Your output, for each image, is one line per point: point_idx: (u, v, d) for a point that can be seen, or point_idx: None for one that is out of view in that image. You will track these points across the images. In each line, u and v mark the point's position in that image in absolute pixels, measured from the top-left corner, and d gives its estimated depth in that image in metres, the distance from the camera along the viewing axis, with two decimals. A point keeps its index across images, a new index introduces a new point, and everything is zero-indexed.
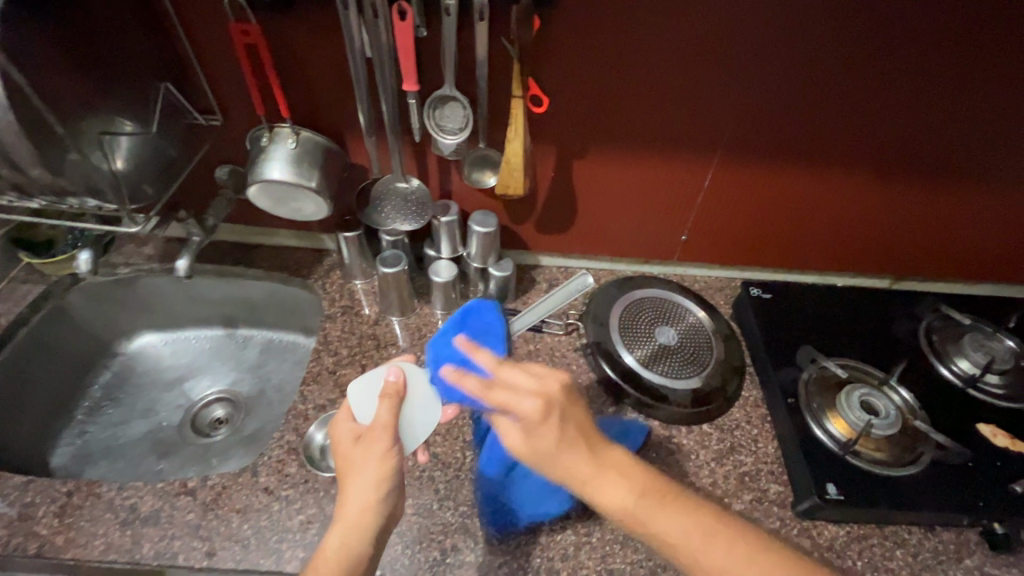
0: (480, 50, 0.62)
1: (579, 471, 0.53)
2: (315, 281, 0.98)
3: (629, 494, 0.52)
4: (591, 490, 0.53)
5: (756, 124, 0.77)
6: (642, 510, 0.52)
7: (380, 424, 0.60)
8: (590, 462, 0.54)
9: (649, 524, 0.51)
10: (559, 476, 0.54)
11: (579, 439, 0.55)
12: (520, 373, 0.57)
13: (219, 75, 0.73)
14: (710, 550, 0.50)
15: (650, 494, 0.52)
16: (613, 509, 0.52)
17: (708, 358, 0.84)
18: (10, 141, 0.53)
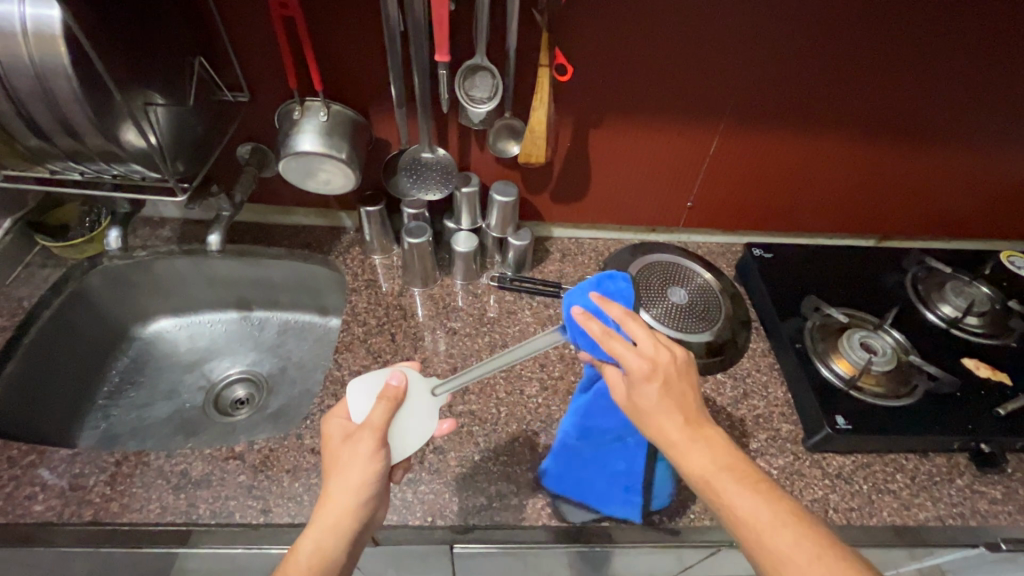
0: (512, 21, 0.66)
1: (670, 431, 0.54)
2: (335, 258, 1.00)
3: (711, 465, 0.53)
4: (676, 454, 0.54)
5: (759, 91, 0.82)
6: (719, 481, 0.52)
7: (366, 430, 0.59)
8: (685, 429, 0.54)
9: (724, 495, 0.51)
10: (652, 434, 0.56)
11: (682, 411, 0.55)
12: (646, 329, 0.58)
13: (249, 51, 0.75)
14: (781, 536, 0.48)
15: (734, 473, 0.52)
16: (694, 476, 0.53)
17: (718, 314, 0.91)
18: (70, 107, 0.54)
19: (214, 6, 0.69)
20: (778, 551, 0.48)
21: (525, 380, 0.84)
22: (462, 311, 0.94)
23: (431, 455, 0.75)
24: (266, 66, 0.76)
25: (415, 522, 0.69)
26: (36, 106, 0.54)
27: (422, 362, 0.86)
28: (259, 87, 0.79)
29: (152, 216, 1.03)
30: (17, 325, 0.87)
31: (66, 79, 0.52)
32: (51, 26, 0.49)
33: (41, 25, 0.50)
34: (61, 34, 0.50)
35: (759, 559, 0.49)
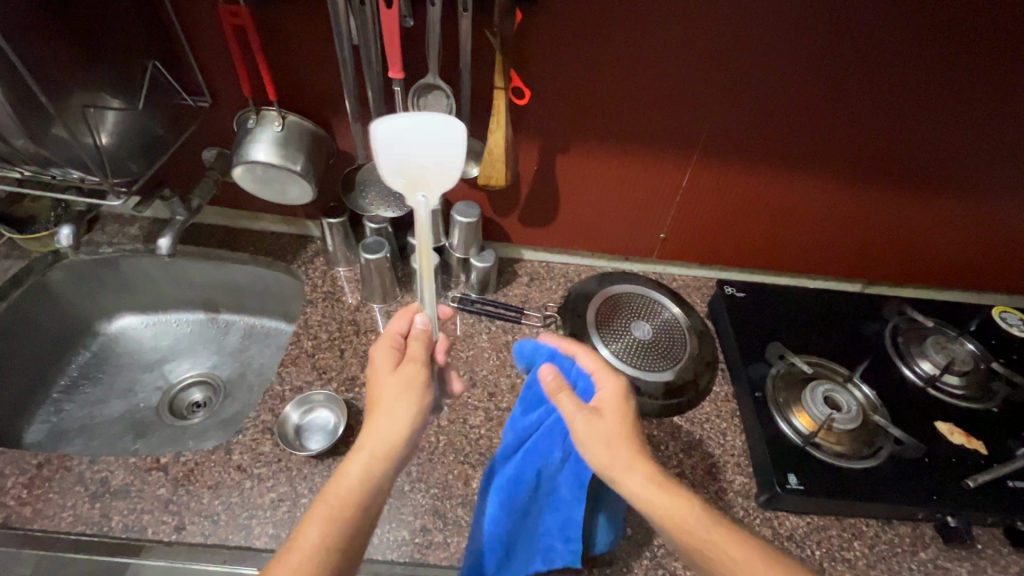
0: (463, 40, 0.64)
1: (643, 486, 0.56)
2: (297, 267, 0.99)
3: (695, 516, 0.54)
4: (654, 504, 0.55)
5: (732, 125, 0.79)
6: (709, 542, 0.53)
7: (381, 363, 0.60)
8: (656, 480, 0.56)
9: (710, 547, 0.53)
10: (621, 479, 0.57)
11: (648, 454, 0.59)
12: (590, 366, 0.67)
13: (208, 57, 0.74)
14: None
15: (722, 527, 0.54)
16: (680, 535, 0.54)
17: (681, 353, 0.86)
18: None
19: (170, 12, 0.69)
20: None
21: (471, 409, 0.81)
22: None
23: None
24: (226, 73, 0.76)
25: None
26: None
27: (366, 382, 0.83)
28: (219, 93, 0.78)
29: (122, 214, 1.03)
30: None
31: None
32: None
33: None
34: None
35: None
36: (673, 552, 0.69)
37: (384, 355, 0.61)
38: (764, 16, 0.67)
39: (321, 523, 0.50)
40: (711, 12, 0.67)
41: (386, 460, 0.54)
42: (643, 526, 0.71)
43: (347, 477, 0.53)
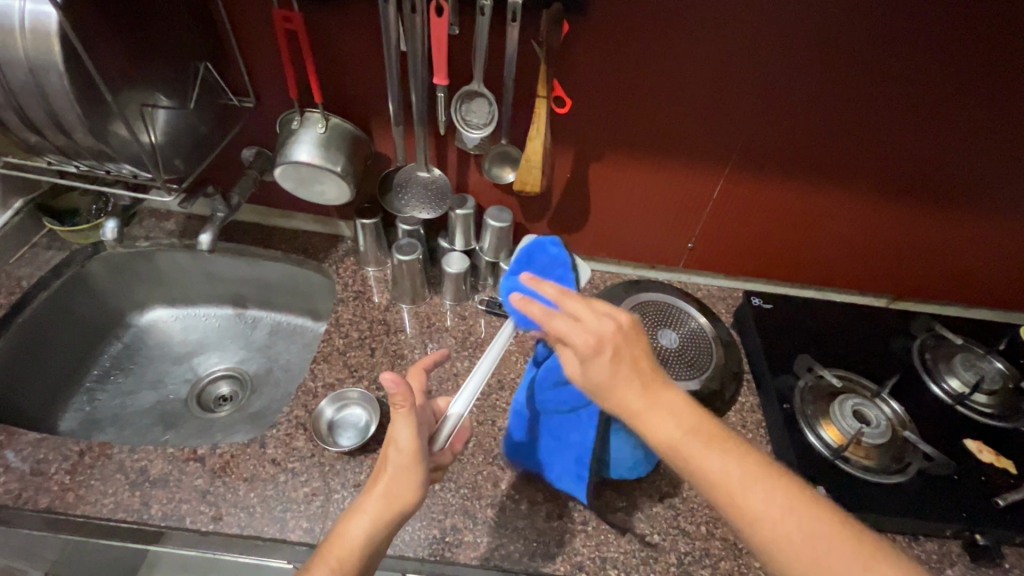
0: (509, 50, 0.65)
1: (633, 402, 0.51)
2: (329, 266, 1.00)
3: (677, 430, 0.50)
4: (644, 421, 0.50)
5: (765, 137, 0.80)
6: (684, 446, 0.49)
7: (407, 446, 0.56)
8: (645, 396, 0.51)
9: (693, 459, 0.49)
10: (616, 407, 0.51)
11: (639, 379, 0.51)
12: (577, 303, 0.54)
13: (256, 60, 0.76)
14: (755, 495, 0.47)
15: (704, 435, 0.50)
16: (661, 443, 0.50)
17: (708, 362, 0.87)
18: (60, 105, 0.56)
19: (224, 15, 0.71)
20: (752, 506, 0.47)
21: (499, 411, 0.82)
22: (446, 332, 0.92)
23: None
24: (272, 76, 0.78)
25: None
26: (29, 100, 0.55)
27: None
28: (264, 95, 0.80)
29: (159, 209, 1.05)
30: (13, 303, 0.89)
31: (57, 77, 0.54)
32: (46, 25, 0.51)
33: (38, 22, 0.52)
34: (56, 34, 0.52)
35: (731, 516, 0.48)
36: (699, 560, 0.70)
37: (411, 436, 0.56)
38: (804, 31, 0.68)
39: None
40: (752, 26, 0.68)
41: (388, 525, 0.55)
42: (670, 533, 0.71)
43: (348, 539, 0.54)
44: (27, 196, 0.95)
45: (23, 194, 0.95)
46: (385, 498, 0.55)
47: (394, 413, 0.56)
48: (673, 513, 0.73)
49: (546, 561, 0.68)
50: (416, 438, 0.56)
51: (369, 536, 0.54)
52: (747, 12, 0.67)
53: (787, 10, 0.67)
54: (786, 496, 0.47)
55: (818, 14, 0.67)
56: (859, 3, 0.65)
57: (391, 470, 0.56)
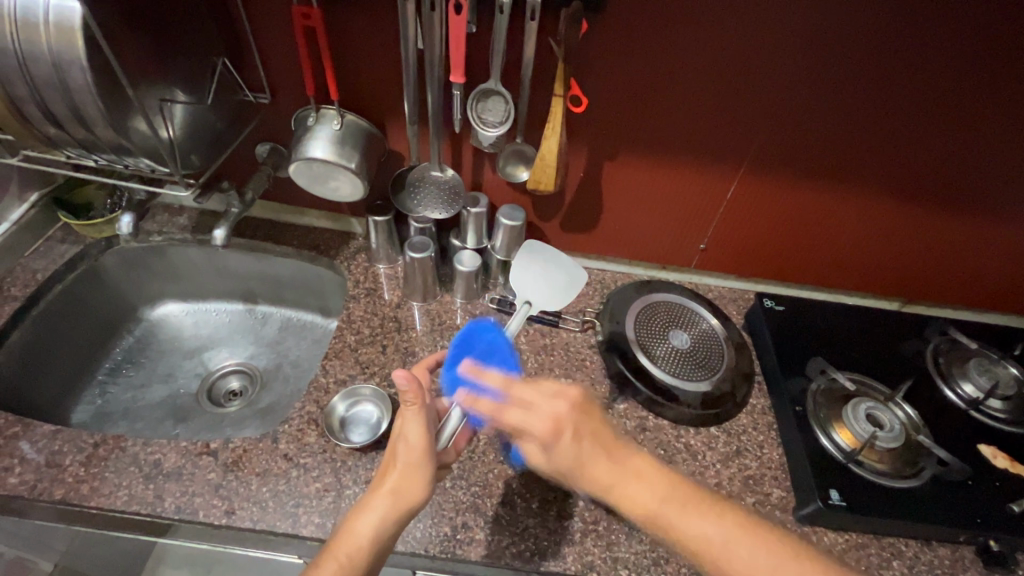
0: (527, 47, 0.65)
1: (602, 476, 0.55)
2: (340, 263, 1.00)
3: (652, 499, 0.53)
4: (615, 495, 0.54)
5: (781, 139, 0.80)
6: (662, 517, 0.53)
7: (417, 442, 0.58)
8: (611, 469, 0.55)
9: (673, 527, 0.52)
10: (590, 488, 0.56)
11: (603, 449, 0.56)
12: (530, 391, 0.60)
13: (273, 56, 0.76)
14: (735, 557, 0.51)
15: (676, 499, 0.53)
16: (638, 515, 0.54)
17: (719, 364, 0.87)
18: (82, 98, 0.56)
19: (242, 11, 0.71)
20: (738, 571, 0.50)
21: None
22: (457, 330, 0.92)
23: None
24: (289, 72, 0.78)
25: None
26: (52, 93, 0.56)
27: None
28: (281, 92, 0.80)
29: (172, 204, 1.06)
30: (28, 296, 0.89)
31: (80, 71, 0.54)
32: (70, 18, 0.51)
33: (63, 16, 0.52)
34: (79, 27, 0.52)
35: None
36: None
37: (420, 434, 0.58)
38: (823, 33, 0.68)
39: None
40: (771, 27, 0.68)
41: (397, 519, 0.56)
42: None
43: (357, 536, 0.54)
44: (43, 190, 0.96)
45: (38, 188, 0.96)
46: (392, 494, 0.56)
47: (406, 409, 0.59)
48: None
49: (557, 560, 0.68)
50: (424, 436, 0.58)
51: (377, 533, 0.55)
52: (766, 12, 0.67)
53: (806, 11, 0.66)
54: (766, 552, 0.51)
55: (838, 15, 0.66)
56: (879, 5, 0.65)
57: (398, 468, 0.58)
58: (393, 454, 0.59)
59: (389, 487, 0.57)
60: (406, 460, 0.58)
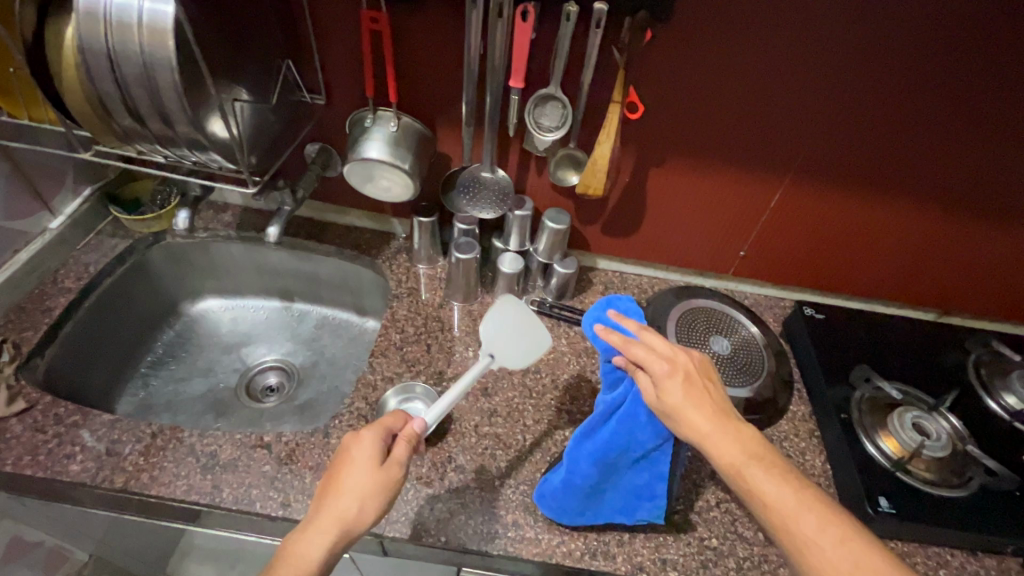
0: (590, 54, 0.66)
1: (698, 423, 0.56)
2: (382, 262, 1.02)
3: (740, 453, 0.54)
4: (709, 445, 0.55)
5: (829, 148, 0.81)
6: (746, 469, 0.53)
7: (368, 457, 0.58)
8: (715, 422, 0.56)
9: (752, 483, 0.53)
10: (687, 433, 0.57)
11: (711, 406, 0.57)
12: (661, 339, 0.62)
13: (334, 59, 0.78)
14: (806, 523, 0.50)
15: (761, 464, 0.54)
16: (721, 465, 0.55)
17: (760, 370, 0.88)
18: (167, 94, 0.58)
19: (307, 12, 0.73)
20: (802, 536, 0.50)
21: (554, 411, 0.83)
22: None
23: (452, 473, 0.74)
24: (347, 73, 0.80)
25: (427, 539, 0.68)
26: (139, 92, 0.58)
27: (453, 377, 0.86)
28: (337, 93, 0.82)
29: (217, 201, 1.07)
30: (81, 288, 0.91)
31: (169, 71, 0.56)
32: (163, 21, 0.53)
33: (156, 21, 0.54)
34: (171, 30, 0.54)
35: (786, 545, 0.50)
36: (758, 565, 0.70)
37: (372, 450, 0.59)
38: (880, 44, 0.69)
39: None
40: (831, 37, 0.69)
41: (344, 530, 0.55)
42: (728, 538, 0.72)
43: (303, 562, 0.53)
44: (95, 184, 0.98)
45: (91, 182, 0.98)
46: (342, 521, 0.55)
47: (361, 430, 0.60)
48: (730, 518, 0.74)
49: (607, 561, 0.69)
50: (375, 453, 0.59)
51: (323, 558, 0.54)
52: (828, 21, 0.68)
53: (868, 21, 0.67)
54: (837, 527, 0.50)
55: (899, 25, 0.67)
56: (934, 18, 0.66)
57: (353, 494, 0.56)
58: (345, 477, 0.57)
59: (339, 512, 0.55)
60: (364, 485, 0.57)
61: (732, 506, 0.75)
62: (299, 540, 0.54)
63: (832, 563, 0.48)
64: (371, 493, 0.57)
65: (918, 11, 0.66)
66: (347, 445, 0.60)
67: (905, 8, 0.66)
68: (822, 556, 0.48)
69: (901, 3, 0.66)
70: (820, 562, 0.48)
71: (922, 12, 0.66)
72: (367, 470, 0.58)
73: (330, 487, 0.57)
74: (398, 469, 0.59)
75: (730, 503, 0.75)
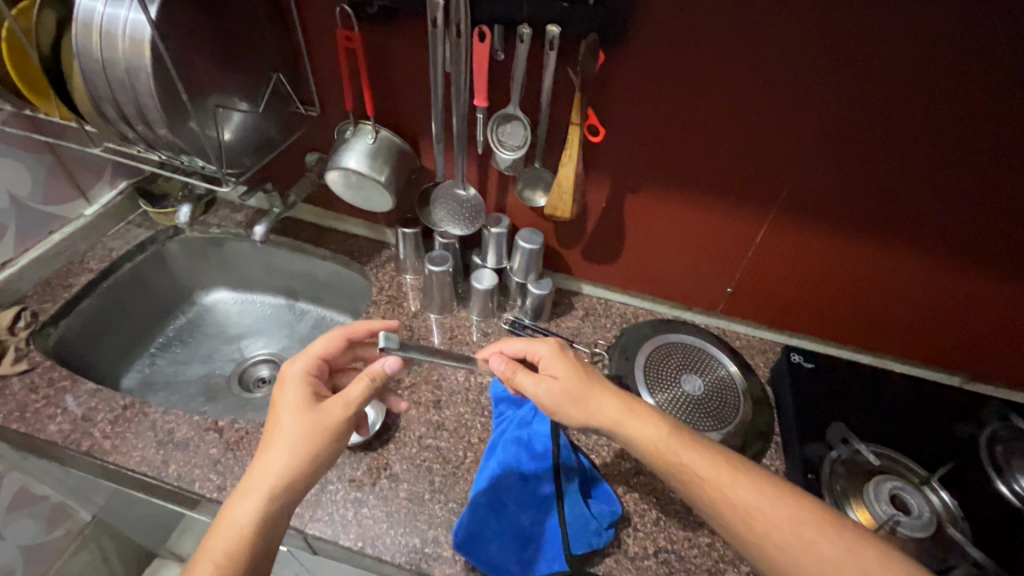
0: (545, 76, 0.67)
1: (608, 412, 0.65)
2: (370, 269, 1.06)
3: (659, 432, 0.63)
4: (626, 427, 0.64)
5: (815, 184, 0.75)
6: (672, 448, 0.62)
7: (294, 400, 0.61)
8: (620, 403, 0.65)
9: (683, 459, 0.61)
10: (599, 420, 0.65)
11: (601, 386, 0.67)
12: (520, 344, 0.73)
13: (325, 75, 0.84)
14: (741, 489, 0.58)
15: (679, 436, 0.63)
16: (647, 447, 0.62)
17: (732, 415, 0.82)
18: (145, 100, 0.65)
19: (298, 32, 0.79)
20: (744, 503, 0.58)
21: None
22: (466, 346, 0.93)
23: (384, 480, 0.74)
24: (336, 89, 0.85)
25: (345, 542, 0.69)
26: (123, 96, 0.65)
27: (410, 386, 0.86)
28: (329, 106, 0.88)
29: (234, 201, 1.17)
30: (101, 270, 1.01)
31: (146, 77, 0.63)
32: (141, 33, 0.60)
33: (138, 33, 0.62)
34: (148, 40, 0.61)
35: (732, 517, 0.58)
36: None
37: (294, 393, 0.62)
38: (860, 77, 0.65)
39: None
40: (809, 67, 0.65)
41: (288, 474, 0.57)
42: None
43: (236, 523, 0.53)
44: (130, 178, 1.09)
45: (128, 177, 1.09)
46: (279, 465, 0.57)
47: (285, 380, 0.64)
48: (667, 570, 0.68)
49: None
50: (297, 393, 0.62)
51: (259, 506, 0.55)
52: (802, 49, 0.64)
53: (848, 50, 0.63)
54: (766, 487, 0.59)
55: (883, 53, 0.62)
56: (920, 52, 0.61)
57: (280, 439, 0.58)
58: (277, 425, 0.60)
59: (274, 457, 0.57)
60: (294, 425, 0.59)
61: (671, 558, 0.69)
62: (239, 501, 0.55)
63: (773, 522, 0.57)
64: (299, 429, 0.59)
65: (902, 41, 0.61)
66: (276, 399, 0.62)
67: (888, 37, 0.61)
68: (765, 516, 0.57)
69: (881, 32, 0.61)
70: (765, 524, 0.57)
71: (903, 45, 0.61)
72: (296, 416, 0.60)
73: (265, 439, 0.59)
74: (347, 406, 0.62)
75: (669, 554, 0.70)
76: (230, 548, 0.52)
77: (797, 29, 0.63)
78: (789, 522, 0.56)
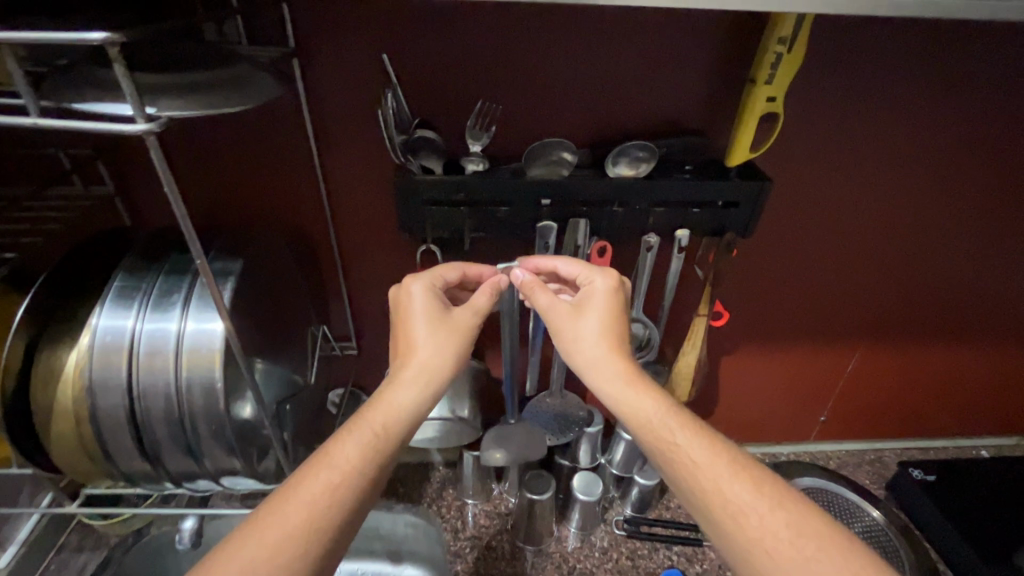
0: (673, 279, 0.61)
1: (605, 371, 0.47)
2: (427, 507, 0.82)
3: (658, 410, 0.45)
4: (620, 396, 0.46)
5: (905, 312, 0.74)
6: (666, 430, 0.43)
7: (423, 309, 0.49)
8: (626, 369, 0.47)
9: (679, 444, 0.42)
10: (594, 378, 0.47)
11: (622, 341, 0.49)
12: (573, 262, 0.53)
13: (368, 306, 0.67)
14: (742, 486, 0.40)
15: (687, 417, 0.45)
16: (634, 424, 0.45)
17: (902, 566, 0.73)
18: (202, 422, 0.46)
19: (338, 271, 0.63)
20: (736, 501, 0.39)
21: None
22: None
23: None
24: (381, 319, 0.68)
25: None
26: (164, 425, 0.46)
27: None
28: (373, 339, 0.70)
29: None
30: None
31: (215, 394, 0.45)
32: (214, 343, 0.45)
33: (199, 341, 0.46)
34: (220, 348, 0.45)
35: (716, 522, 0.39)
36: None
37: (425, 297, 0.49)
38: (951, 219, 0.65)
39: (369, 448, 0.41)
40: (904, 218, 0.64)
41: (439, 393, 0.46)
42: None
43: (401, 409, 0.44)
44: None
45: None
46: (431, 373, 0.46)
47: (411, 278, 0.51)
48: None
49: None
50: (427, 298, 0.50)
51: (409, 424, 0.44)
52: (900, 205, 0.63)
53: (937, 192, 0.62)
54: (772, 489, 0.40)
55: (972, 199, 0.63)
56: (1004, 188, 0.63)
57: (430, 342, 0.47)
58: (413, 329, 0.48)
59: (422, 364, 0.46)
60: (433, 339, 0.47)
61: None
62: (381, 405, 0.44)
63: (771, 532, 0.37)
64: (441, 341, 0.47)
65: (985, 189, 0.63)
66: (400, 301, 0.50)
67: (971, 177, 0.62)
68: (759, 523, 0.38)
69: (970, 182, 0.62)
70: (756, 529, 0.38)
71: (988, 188, 0.63)
72: (437, 322, 0.48)
73: (401, 347, 0.48)
74: (477, 318, 0.50)
75: None
76: (376, 448, 0.41)
77: (893, 185, 0.61)
78: (789, 540, 0.37)
